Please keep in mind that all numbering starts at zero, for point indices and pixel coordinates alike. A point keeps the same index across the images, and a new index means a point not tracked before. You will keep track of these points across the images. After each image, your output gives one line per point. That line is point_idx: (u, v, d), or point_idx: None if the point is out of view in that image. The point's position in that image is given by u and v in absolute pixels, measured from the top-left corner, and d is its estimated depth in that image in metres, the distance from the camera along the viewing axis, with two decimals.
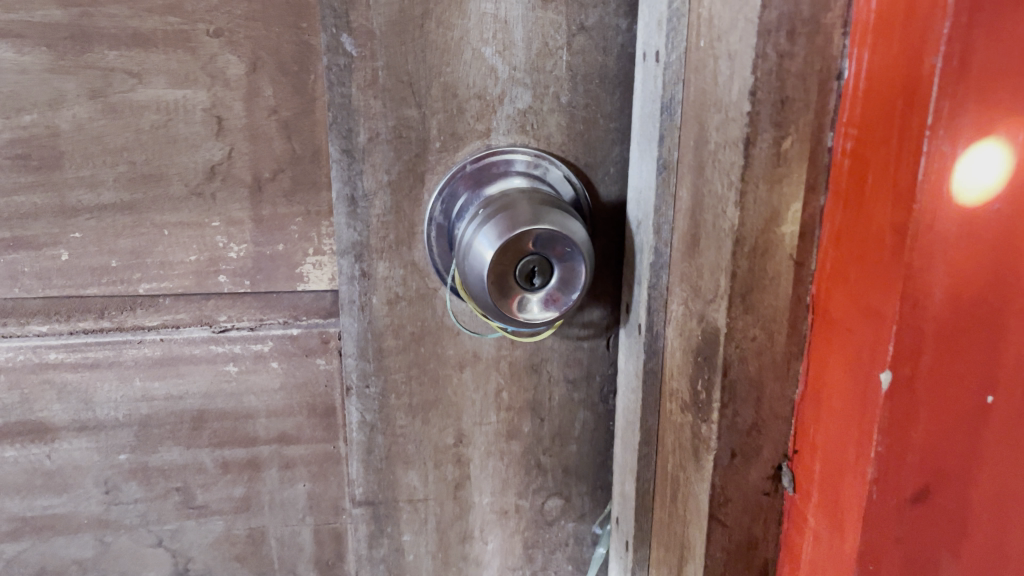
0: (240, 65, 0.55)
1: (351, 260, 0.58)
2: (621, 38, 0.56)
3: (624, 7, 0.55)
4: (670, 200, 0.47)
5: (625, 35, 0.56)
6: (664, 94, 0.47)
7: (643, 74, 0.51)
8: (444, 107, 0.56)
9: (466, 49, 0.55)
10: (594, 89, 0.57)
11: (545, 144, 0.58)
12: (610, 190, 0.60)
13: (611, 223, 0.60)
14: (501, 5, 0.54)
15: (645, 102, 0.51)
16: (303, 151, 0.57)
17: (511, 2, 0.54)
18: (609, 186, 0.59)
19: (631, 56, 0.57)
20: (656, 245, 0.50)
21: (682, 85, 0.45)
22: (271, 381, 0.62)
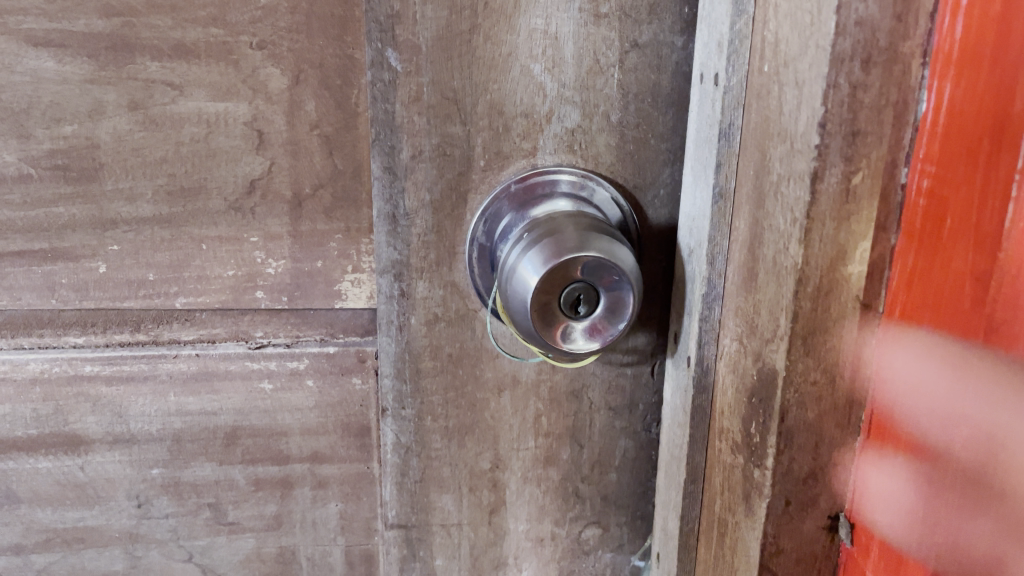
0: (283, 78, 0.54)
1: (391, 278, 0.57)
2: (676, 55, 0.54)
3: (681, 23, 0.53)
4: (726, 231, 0.45)
5: (680, 53, 0.54)
6: (722, 119, 0.45)
7: (700, 96, 0.49)
8: (490, 125, 0.54)
9: (514, 65, 0.53)
10: (646, 109, 0.55)
11: (593, 164, 0.56)
12: (659, 213, 0.57)
13: (660, 247, 0.58)
14: (553, 20, 0.52)
15: (701, 125, 0.48)
16: (344, 167, 0.56)
17: (562, 17, 0.52)
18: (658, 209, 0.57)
19: (686, 75, 0.54)
20: (709, 276, 0.47)
21: (743, 111, 0.43)
22: (306, 400, 0.61)
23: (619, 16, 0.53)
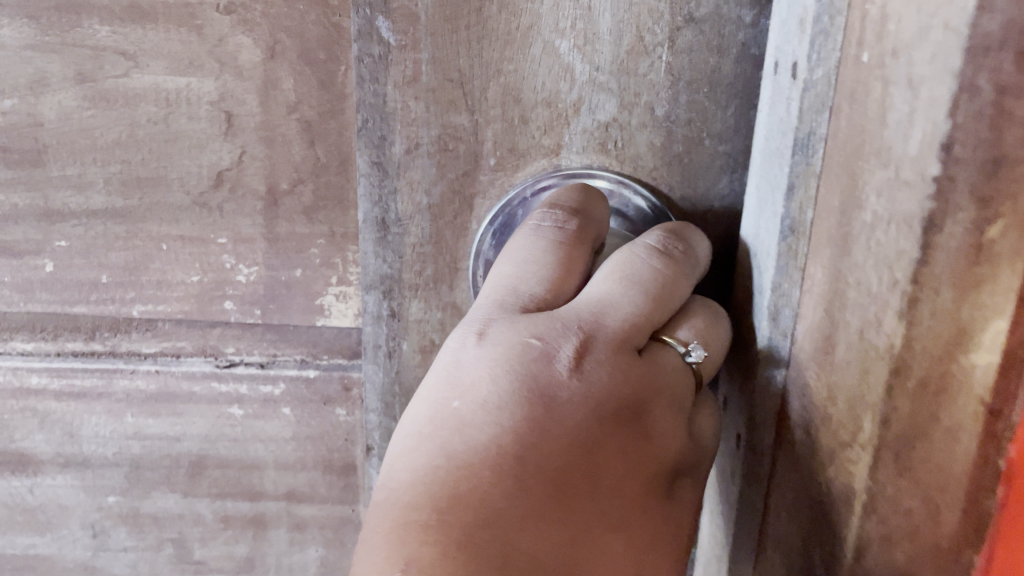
0: (256, 50, 0.44)
1: (379, 296, 0.47)
2: (743, 35, 0.42)
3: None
4: (798, 280, 0.33)
5: (750, 30, 0.42)
6: (798, 128, 0.32)
7: (773, 90, 0.37)
8: (503, 114, 0.44)
9: (535, 41, 0.42)
10: (701, 100, 0.43)
11: (630, 168, 0.45)
12: (708, 230, 0.46)
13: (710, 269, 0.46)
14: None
15: (772, 129, 0.36)
16: (328, 159, 0.46)
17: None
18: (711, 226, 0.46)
19: (755, 59, 0.42)
20: (770, 338, 0.36)
21: (831, 116, 0.30)
22: (282, 430, 0.52)
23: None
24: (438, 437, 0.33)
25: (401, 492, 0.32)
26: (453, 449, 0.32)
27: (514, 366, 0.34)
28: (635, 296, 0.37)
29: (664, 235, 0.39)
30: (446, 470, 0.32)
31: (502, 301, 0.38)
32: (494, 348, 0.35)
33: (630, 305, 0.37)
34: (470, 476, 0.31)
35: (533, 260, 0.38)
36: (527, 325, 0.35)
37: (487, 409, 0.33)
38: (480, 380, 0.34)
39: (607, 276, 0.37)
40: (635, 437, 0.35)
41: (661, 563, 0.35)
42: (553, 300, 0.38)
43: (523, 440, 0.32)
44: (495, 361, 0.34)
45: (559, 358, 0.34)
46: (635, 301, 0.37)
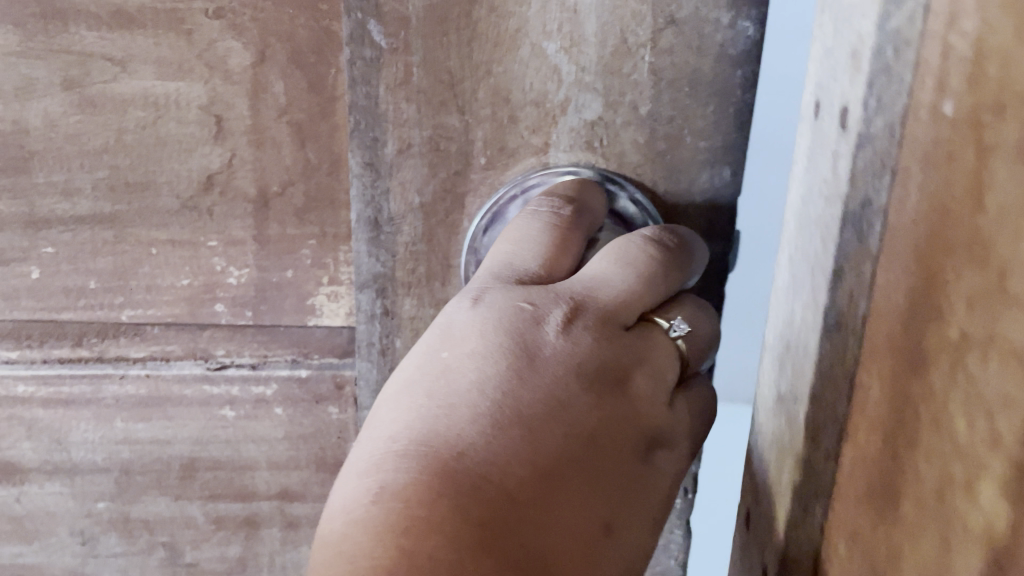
0: (245, 54, 0.44)
1: (372, 295, 0.48)
2: (723, 36, 0.43)
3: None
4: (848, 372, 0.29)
5: (729, 31, 0.43)
6: (851, 191, 0.29)
7: (818, 141, 0.33)
8: (492, 114, 0.45)
9: (523, 44, 0.44)
10: (683, 99, 0.45)
11: (616, 165, 0.47)
12: (690, 223, 0.48)
13: None
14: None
15: (819, 186, 0.32)
16: (319, 161, 0.47)
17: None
18: (693, 219, 0.48)
19: (735, 59, 0.44)
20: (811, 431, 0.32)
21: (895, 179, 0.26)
22: (274, 430, 0.52)
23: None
24: (426, 381, 0.34)
25: (385, 426, 0.33)
26: (438, 391, 0.34)
27: (502, 325, 0.35)
28: (629, 275, 0.38)
29: (661, 231, 0.40)
30: (429, 408, 0.33)
31: (497, 272, 0.39)
32: (484, 311, 0.36)
33: (623, 282, 0.38)
34: (452, 417, 0.33)
35: (529, 238, 0.39)
36: (521, 292, 0.37)
37: (476, 359, 0.34)
38: (469, 335, 0.35)
39: (603, 258, 0.38)
40: (617, 400, 0.35)
41: (641, 522, 0.35)
42: (547, 276, 0.39)
43: (506, 389, 0.33)
44: (486, 318, 0.36)
45: (547, 322, 0.36)
46: (629, 280, 0.38)
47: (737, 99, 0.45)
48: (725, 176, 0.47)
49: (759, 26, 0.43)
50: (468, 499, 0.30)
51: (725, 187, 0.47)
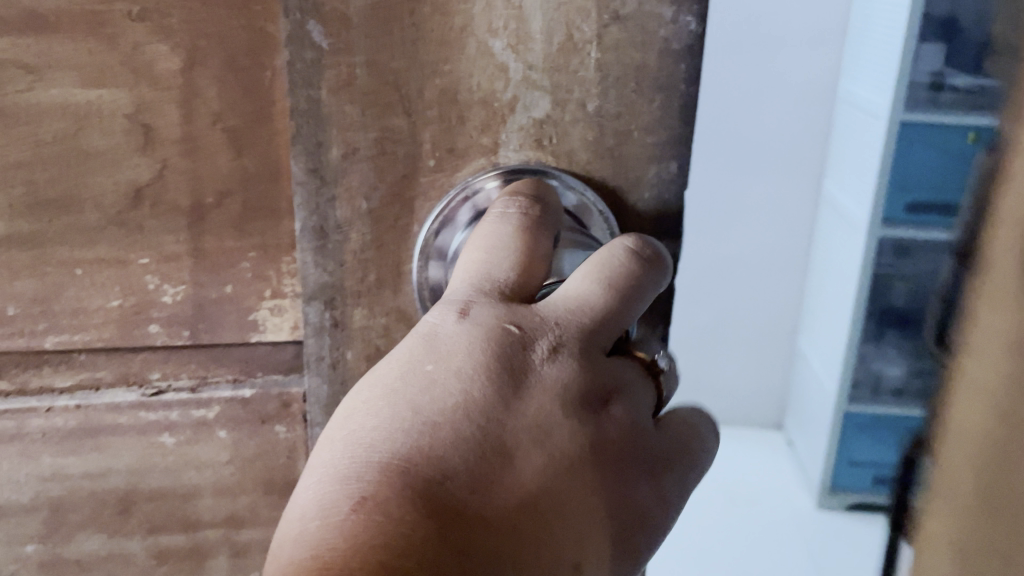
0: (174, 58, 0.42)
1: (321, 306, 0.47)
2: (667, 31, 0.43)
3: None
4: None
5: (673, 26, 0.43)
6: None
7: None
8: (440, 115, 0.44)
9: (469, 42, 0.43)
10: (628, 95, 0.45)
11: (565, 162, 0.46)
12: (639, 218, 0.48)
13: None
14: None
15: None
16: (257, 169, 0.44)
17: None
18: (641, 214, 0.48)
19: (679, 53, 0.44)
20: None
21: None
22: (218, 454, 0.50)
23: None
24: (411, 392, 0.33)
25: (364, 434, 0.32)
26: (421, 405, 0.33)
27: (490, 345, 0.35)
28: (610, 296, 0.37)
29: (642, 243, 0.39)
30: (411, 425, 0.32)
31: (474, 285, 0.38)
32: (470, 328, 0.35)
33: (603, 304, 0.37)
34: (434, 434, 0.32)
35: (505, 251, 0.38)
36: (505, 312, 0.36)
37: (462, 377, 0.34)
38: (455, 351, 0.35)
39: (582, 277, 0.37)
40: (604, 427, 0.35)
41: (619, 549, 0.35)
42: (517, 288, 0.38)
43: (490, 412, 0.33)
44: (472, 335, 0.35)
45: (535, 348, 0.35)
46: (604, 299, 0.37)
47: (681, 94, 0.45)
48: (671, 171, 0.47)
49: (701, 20, 0.43)
50: (450, 529, 0.30)
51: (671, 181, 0.47)
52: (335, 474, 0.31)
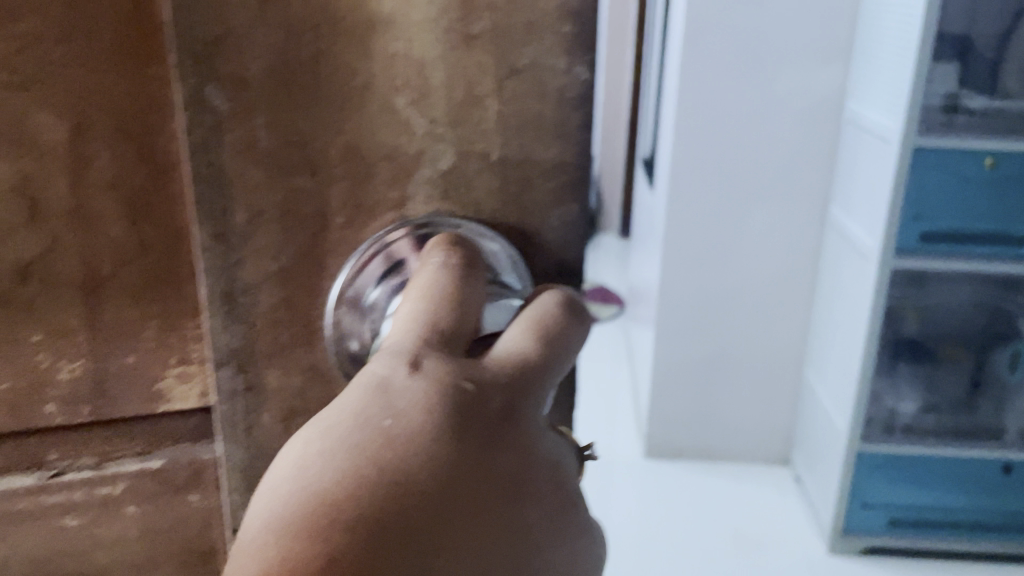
0: (59, 128, 0.40)
1: (231, 372, 0.46)
2: (561, 82, 0.44)
3: (564, 43, 0.43)
4: None
5: (565, 78, 0.44)
6: None
7: None
8: (347, 173, 0.44)
9: (371, 100, 0.43)
10: (528, 144, 0.45)
11: (473, 210, 0.47)
12: (547, 259, 0.49)
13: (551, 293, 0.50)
14: (420, 44, 0.42)
15: None
16: (153, 236, 0.43)
17: (429, 40, 0.42)
18: (549, 255, 0.49)
19: (575, 102, 0.44)
20: None
21: None
22: (127, 529, 0.49)
23: (491, 37, 0.42)
24: (369, 448, 0.33)
25: (322, 487, 0.31)
26: (382, 461, 0.32)
27: (445, 404, 0.36)
28: (549, 345, 0.40)
29: (563, 294, 0.44)
30: (377, 478, 0.32)
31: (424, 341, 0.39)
32: (424, 385, 0.36)
33: (543, 353, 0.40)
34: (401, 488, 0.32)
35: (451, 308, 0.40)
36: (455, 368, 0.38)
37: (419, 435, 0.34)
38: (410, 409, 0.35)
39: (523, 329, 0.41)
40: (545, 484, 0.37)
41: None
42: (456, 333, 0.40)
43: (449, 469, 0.33)
44: (425, 391, 0.36)
45: (487, 406, 0.37)
46: (542, 348, 0.40)
47: (580, 140, 0.45)
48: (575, 213, 0.48)
49: (592, 71, 0.44)
50: (416, 570, 0.29)
51: (576, 222, 0.48)
52: (287, 517, 0.30)
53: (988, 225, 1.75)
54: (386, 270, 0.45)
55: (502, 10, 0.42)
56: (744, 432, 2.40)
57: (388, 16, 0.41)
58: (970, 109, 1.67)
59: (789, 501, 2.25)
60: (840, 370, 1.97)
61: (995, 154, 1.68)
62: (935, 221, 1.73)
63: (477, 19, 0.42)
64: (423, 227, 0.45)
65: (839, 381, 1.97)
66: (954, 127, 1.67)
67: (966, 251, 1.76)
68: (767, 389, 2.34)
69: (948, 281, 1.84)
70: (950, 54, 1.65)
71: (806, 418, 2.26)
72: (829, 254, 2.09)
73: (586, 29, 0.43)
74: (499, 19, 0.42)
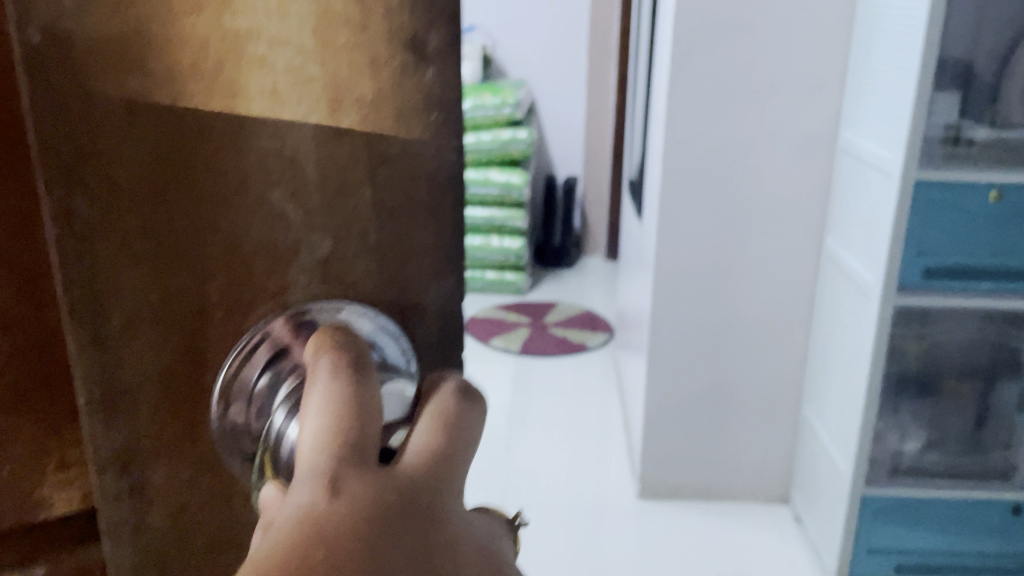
0: None
1: (117, 472, 0.46)
2: (431, 163, 0.45)
3: (433, 128, 0.44)
4: None
5: (435, 159, 0.45)
6: None
7: None
8: (225, 267, 0.43)
9: (247, 194, 0.42)
10: (402, 225, 0.46)
11: (353, 290, 0.46)
12: (430, 331, 0.49)
13: (431, 359, 0.50)
14: (290, 144, 0.42)
15: None
16: (29, 344, 0.43)
17: (299, 139, 0.42)
18: (432, 325, 0.50)
19: (446, 179, 0.46)
20: None
21: None
22: None
23: (361, 131, 0.43)
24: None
25: None
26: None
27: (374, 518, 0.36)
28: (455, 442, 0.41)
29: (460, 382, 0.43)
30: None
31: (345, 452, 0.37)
32: (351, 502, 0.36)
33: (452, 451, 0.40)
34: None
35: (373, 410, 0.39)
36: (376, 478, 0.37)
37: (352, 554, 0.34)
38: (341, 531, 0.35)
39: (427, 428, 0.40)
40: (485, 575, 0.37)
41: None
42: (368, 433, 0.38)
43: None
44: (354, 511, 0.36)
45: (416, 512, 0.37)
46: (446, 442, 0.40)
47: (453, 214, 0.47)
48: (454, 283, 0.49)
49: (460, 151, 0.46)
50: None
51: (454, 291, 0.49)
52: None
53: (997, 255, 1.68)
54: (273, 354, 0.45)
55: (372, 103, 0.42)
56: (743, 469, 2.34)
57: (254, 119, 0.41)
58: (971, 139, 1.64)
59: (793, 545, 2.19)
60: (842, 405, 1.93)
61: (999, 186, 1.63)
62: (941, 255, 1.67)
63: (346, 116, 0.42)
64: (307, 316, 0.45)
65: (842, 418, 1.93)
66: (958, 155, 1.64)
67: (972, 285, 1.70)
68: (770, 428, 2.27)
69: (941, 315, 1.80)
70: (952, 80, 1.62)
71: (806, 452, 2.20)
72: (824, 287, 2.06)
73: (454, 113, 0.45)
74: (369, 113, 0.42)
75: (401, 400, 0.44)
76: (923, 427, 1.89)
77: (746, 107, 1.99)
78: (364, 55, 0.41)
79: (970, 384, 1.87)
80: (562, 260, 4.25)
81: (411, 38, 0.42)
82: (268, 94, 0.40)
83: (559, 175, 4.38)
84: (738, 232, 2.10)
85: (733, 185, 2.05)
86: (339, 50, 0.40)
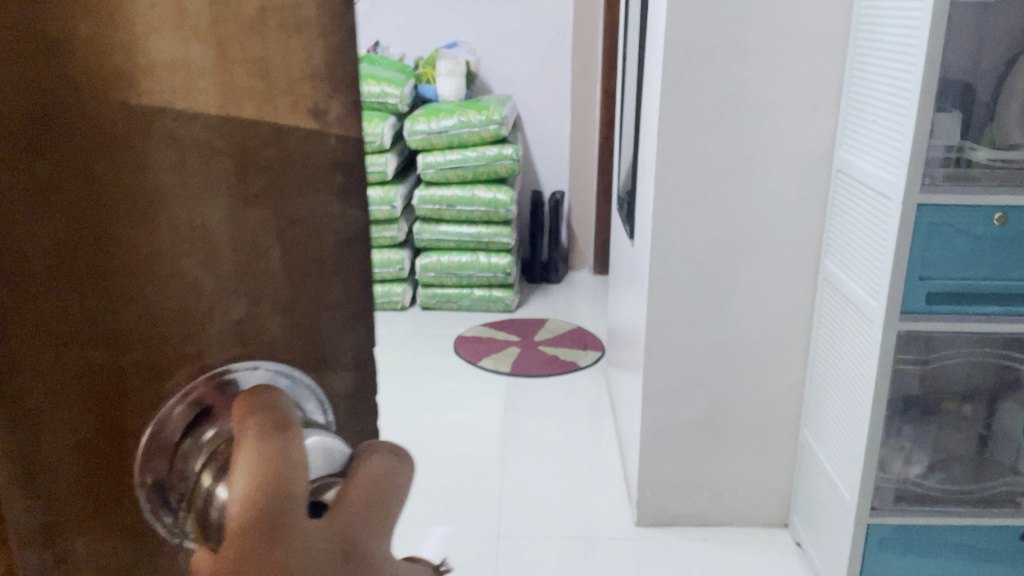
0: None
1: (36, 548, 0.45)
2: (337, 224, 0.46)
3: (337, 193, 0.46)
4: None
5: (338, 219, 0.46)
6: None
7: None
8: (139, 338, 0.43)
9: (158, 266, 0.43)
10: (313, 286, 0.47)
11: (269, 351, 0.46)
12: (343, 387, 0.50)
13: (350, 412, 0.51)
14: (203, 207, 0.42)
15: None
16: None
17: (212, 202, 0.42)
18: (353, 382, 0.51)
19: (349, 240, 0.47)
20: None
21: None
22: None
23: (269, 192, 0.44)
24: None
25: None
26: None
27: None
28: (382, 504, 0.42)
29: (390, 444, 0.44)
30: None
31: (259, 527, 0.38)
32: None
33: (379, 514, 0.42)
34: None
35: (299, 478, 0.40)
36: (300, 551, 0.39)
37: None
38: None
39: (357, 492, 0.41)
40: None
41: None
42: (291, 506, 0.39)
43: None
44: None
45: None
46: (374, 508, 0.41)
47: (358, 272, 0.48)
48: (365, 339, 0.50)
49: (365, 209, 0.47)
50: None
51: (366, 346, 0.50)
52: None
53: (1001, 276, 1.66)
54: (193, 411, 0.45)
55: (282, 165, 0.44)
56: (740, 492, 2.30)
57: (163, 189, 0.41)
58: (974, 161, 1.61)
59: (793, 569, 2.15)
60: (843, 430, 1.90)
61: (1004, 208, 1.60)
62: (941, 278, 1.65)
63: (255, 177, 0.43)
64: (228, 377, 0.45)
65: (843, 442, 1.90)
66: (962, 177, 1.60)
67: (974, 308, 1.68)
68: (767, 450, 2.24)
69: (946, 342, 1.74)
70: (951, 101, 1.58)
71: (805, 475, 2.16)
72: (822, 308, 2.03)
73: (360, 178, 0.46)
74: (274, 174, 0.44)
75: (330, 453, 0.44)
76: (927, 450, 1.86)
77: (740, 129, 1.96)
78: (270, 121, 0.43)
79: (971, 406, 1.85)
80: (549, 275, 4.22)
81: (316, 105, 0.44)
82: (181, 163, 0.41)
83: (547, 190, 4.35)
84: (734, 254, 2.06)
85: (729, 207, 2.02)
86: (247, 118, 0.42)
